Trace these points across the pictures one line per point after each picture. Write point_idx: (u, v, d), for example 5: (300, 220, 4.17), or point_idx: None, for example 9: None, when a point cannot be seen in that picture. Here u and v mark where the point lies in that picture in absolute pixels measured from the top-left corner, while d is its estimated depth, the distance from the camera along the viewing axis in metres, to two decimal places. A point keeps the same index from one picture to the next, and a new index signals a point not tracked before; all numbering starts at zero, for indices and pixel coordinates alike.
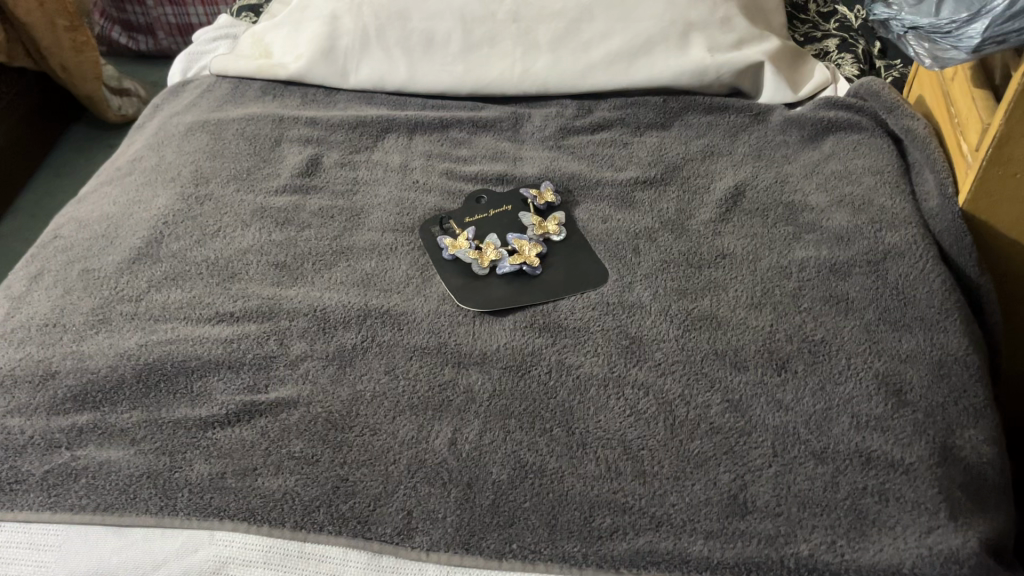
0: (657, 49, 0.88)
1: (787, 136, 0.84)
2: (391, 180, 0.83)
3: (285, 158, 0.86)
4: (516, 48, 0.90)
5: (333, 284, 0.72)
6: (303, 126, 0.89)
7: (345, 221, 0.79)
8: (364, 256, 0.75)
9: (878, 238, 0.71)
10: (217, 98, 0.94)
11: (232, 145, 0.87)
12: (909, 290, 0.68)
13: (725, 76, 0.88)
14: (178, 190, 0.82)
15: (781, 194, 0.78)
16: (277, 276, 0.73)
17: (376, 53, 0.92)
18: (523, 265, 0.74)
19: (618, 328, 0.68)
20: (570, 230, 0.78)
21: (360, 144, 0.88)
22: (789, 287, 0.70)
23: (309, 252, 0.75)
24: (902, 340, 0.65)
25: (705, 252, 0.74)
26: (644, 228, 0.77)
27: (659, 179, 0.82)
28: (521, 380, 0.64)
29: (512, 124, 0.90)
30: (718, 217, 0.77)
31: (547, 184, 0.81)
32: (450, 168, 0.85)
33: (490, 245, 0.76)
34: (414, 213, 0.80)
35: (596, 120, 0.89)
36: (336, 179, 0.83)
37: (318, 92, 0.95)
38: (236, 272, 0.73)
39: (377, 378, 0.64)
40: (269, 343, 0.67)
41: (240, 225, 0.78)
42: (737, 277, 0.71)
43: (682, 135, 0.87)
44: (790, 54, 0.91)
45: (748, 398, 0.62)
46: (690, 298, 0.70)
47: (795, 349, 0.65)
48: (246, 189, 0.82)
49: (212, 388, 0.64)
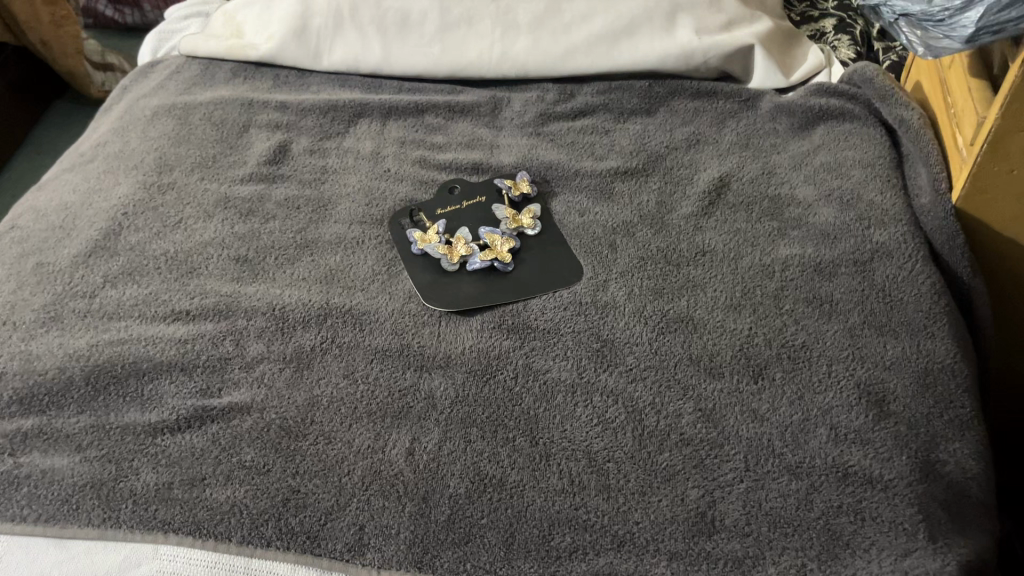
0: (641, 30, 0.84)
1: (776, 123, 0.80)
2: (361, 168, 0.80)
3: (252, 144, 0.82)
4: (495, 28, 0.86)
5: (295, 281, 0.69)
6: (272, 110, 0.86)
7: (311, 212, 0.76)
8: (329, 250, 0.72)
9: (866, 235, 0.68)
10: (186, 79, 0.91)
11: (198, 130, 0.84)
12: (896, 292, 0.64)
13: (712, 60, 0.84)
14: (139, 179, 0.79)
15: (767, 187, 0.75)
16: (238, 271, 0.70)
17: (349, 34, 0.88)
18: (495, 261, 0.71)
19: (589, 331, 0.65)
20: (546, 223, 0.75)
21: (331, 129, 0.84)
22: (771, 288, 0.67)
23: (272, 246, 0.72)
24: (886, 346, 0.62)
25: (684, 248, 0.71)
26: (622, 222, 0.73)
27: (641, 169, 0.78)
28: (486, 386, 0.61)
29: (490, 109, 0.86)
30: (700, 212, 0.74)
31: (522, 175, 0.78)
32: (423, 156, 0.81)
33: (460, 239, 0.73)
34: (383, 204, 0.77)
35: (578, 105, 0.85)
36: (304, 167, 0.80)
37: (289, 74, 0.91)
38: (195, 267, 0.70)
39: (335, 382, 0.62)
40: (225, 344, 0.64)
41: (202, 216, 0.75)
42: (716, 276, 0.68)
43: (667, 121, 0.83)
44: (782, 37, 0.86)
45: (722, 408, 0.59)
46: (666, 299, 0.67)
47: (774, 355, 0.62)
48: (210, 177, 0.79)
49: (163, 392, 0.61)
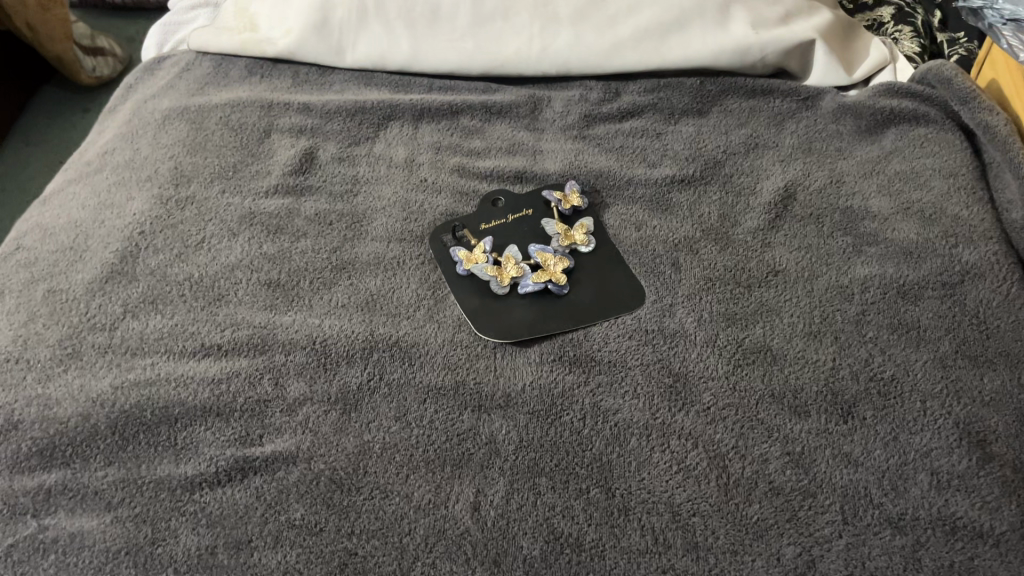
0: (693, 24, 0.78)
1: (841, 125, 0.75)
2: (395, 179, 0.74)
3: (274, 152, 0.76)
4: (533, 22, 0.80)
5: (333, 309, 0.64)
6: (294, 113, 0.79)
7: (345, 229, 0.70)
8: (368, 273, 0.66)
9: (954, 254, 0.63)
10: (196, 77, 0.84)
11: (214, 135, 0.77)
12: (991, 318, 0.59)
13: (770, 57, 0.78)
14: (154, 192, 0.72)
15: (837, 197, 0.70)
16: (270, 297, 0.65)
17: (375, 29, 0.82)
18: (549, 282, 0.66)
19: (659, 364, 0.60)
20: (600, 238, 0.69)
21: (360, 133, 0.78)
22: (851, 312, 0.62)
23: (305, 269, 0.67)
24: (983, 379, 0.57)
25: (754, 267, 0.66)
26: (683, 238, 0.68)
27: (699, 178, 0.73)
28: (552, 429, 0.56)
29: (530, 110, 0.80)
30: (767, 225, 0.68)
31: (572, 184, 0.72)
32: (462, 164, 0.75)
33: (509, 258, 0.68)
34: (422, 219, 0.71)
35: (625, 105, 0.79)
36: (333, 177, 0.74)
37: (309, 71, 0.85)
38: (223, 294, 0.65)
39: (386, 426, 0.57)
40: (263, 383, 0.59)
41: (227, 235, 0.69)
42: (791, 300, 0.63)
43: (721, 123, 0.77)
44: (842, 30, 0.80)
45: (812, 451, 0.55)
46: (739, 326, 0.62)
47: (863, 391, 0.57)
48: (231, 190, 0.73)
49: (198, 440, 0.56)
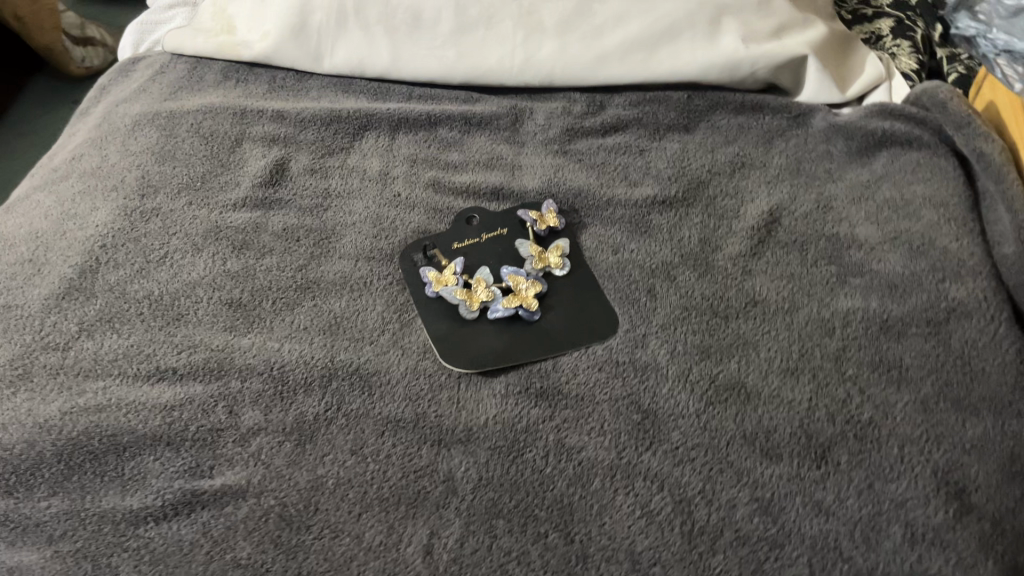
0: (682, 36, 0.75)
1: (832, 146, 0.72)
2: (368, 193, 0.72)
3: (245, 162, 0.74)
4: (517, 30, 0.77)
5: (295, 332, 0.62)
6: (267, 120, 0.77)
7: (312, 246, 0.68)
8: (333, 293, 0.64)
9: (940, 289, 0.60)
10: (170, 80, 0.81)
11: (184, 143, 0.75)
12: (976, 360, 0.57)
13: (760, 71, 0.75)
14: (118, 203, 0.70)
15: (822, 223, 0.67)
16: (230, 318, 0.63)
17: (354, 34, 0.79)
18: (520, 308, 0.63)
19: (628, 399, 0.57)
20: (575, 261, 0.67)
21: (334, 144, 0.76)
22: (832, 348, 0.59)
23: (268, 288, 0.65)
24: (965, 425, 0.54)
25: (732, 297, 0.63)
26: (661, 263, 0.66)
27: (681, 199, 0.70)
28: (513, 467, 0.54)
29: (511, 123, 0.77)
30: (748, 252, 0.66)
31: (549, 204, 0.69)
32: (437, 178, 0.73)
33: (480, 281, 0.65)
34: (393, 236, 0.69)
35: (609, 119, 0.76)
36: (305, 190, 0.72)
37: (287, 76, 0.82)
38: (182, 313, 0.63)
39: (342, 460, 0.55)
40: (217, 411, 0.57)
41: (191, 250, 0.67)
42: (769, 333, 0.61)
43: (708, 140, 0.75)
44: (837, 44, 0.77)
45: (781, 498, 0.52)
46: (713, 360, 0.59)
47: (838, 434, 0.55)
48: (198, 202, 0.71)
49: (146, 470, 0.54)
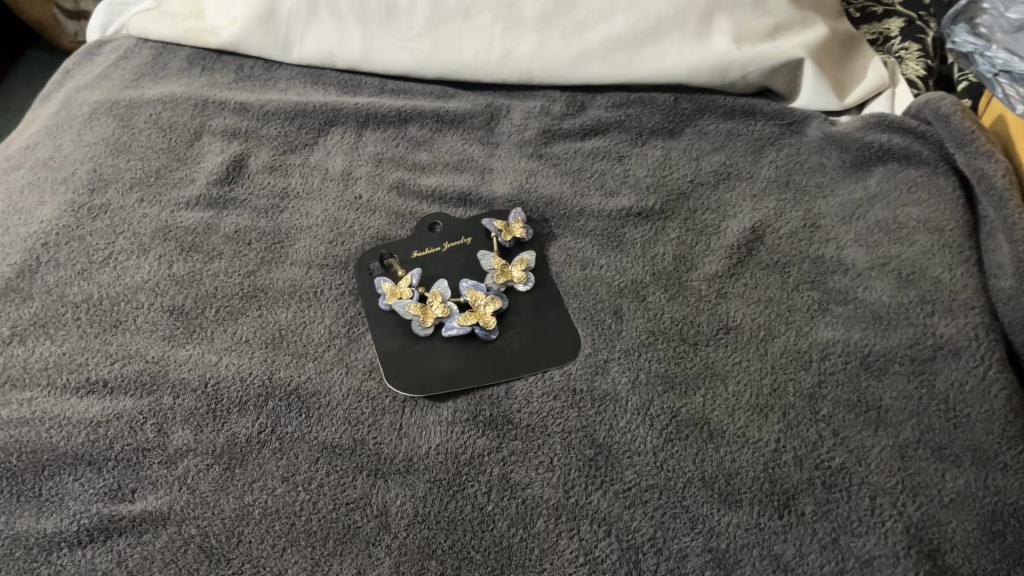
0: (670, 35, 0.70)
1: (825, 157, 0.67)
2: (328, 194, 0.68)
3: (202, 157, 0.70)
4: (495, 23, 0.72)
5: (235, 345, 0.58)
6: (230, 112, 0.73)
7: (263, 250, 0.64)
8: (281, 303, 0.61)
9: (928, 324, 0.55)
10: (133, 67, 0.78)
11: (141, 135, 0.72)
12: (961, 405, 0.52)
13: (752, 75, 0.70)
14: (67, 197, 0.67)
15: (808, 244, 0.62)
16: (170, 326, 0.59)
17: (325, 22, 0.75)
18: (477, 326, 0.59)
19: (582, 433, 0.54)
20: (541, 276, 0.63)
21: (298, 139, 0.72)
22: (806, 383, 0.55)
23: (212, 296, 0.61)
24: (945, 476, 0.50)
25: (704, 323, 0.59)
26: (631, 281, 0.61)
27: (658, 212, 0.66)
28: (451, 503, 0.51)
29: (486, 122, 0.73)
30: (726, 272, 0.61)
31: (517, 213, 0.65)
32: (402, 180, 0.69)
33: (437, 295, 0.61)
34: (350, 242, 0.65)
35: (589, 121, 0.72)
36: (262, 189, 0.68)
37: (255, 65, 0.78)
38: (120, 319, 0.59)
39: (271, 488, 0.51)
40: (145, 430, 0.54)
41: (137, 251, 0.64)
42: (740, 364, 0.56)
43: (693, 147, 0.70)
44: (838, 46, 0.72)
45: (738, 551, 0.48)
46: (677, 393, 0.55)
47: (805, 481, 0.51)
48: (150, 199, 0.67)
49: (64, 491, 0.51)
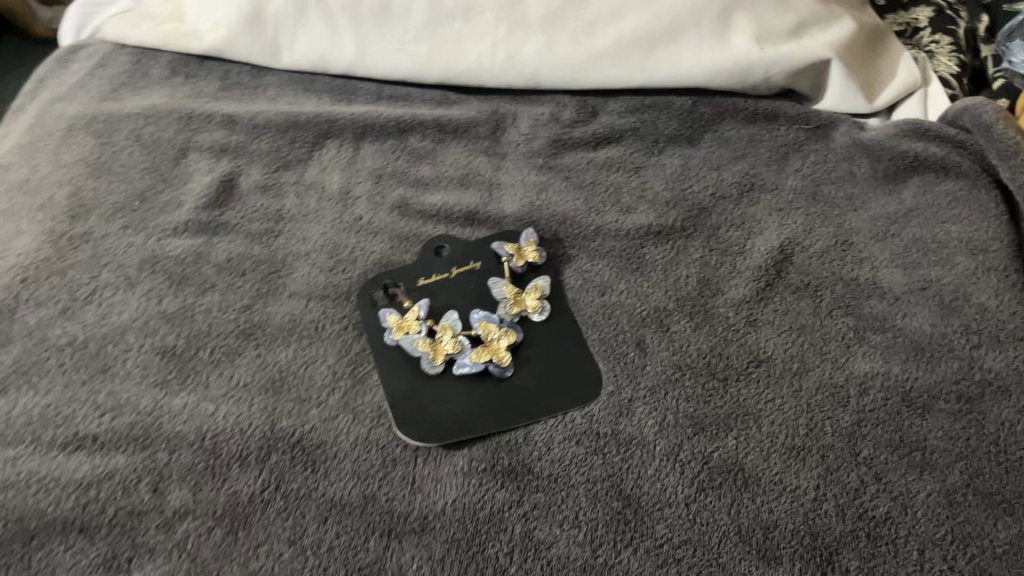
0: (687, 35, 0.65)
1: (855, 166, 0.63)
2: (326, 215, 0.64)
3: (189, 177, 0.66)
4: (499, 24, 0.67)
5: (233, 390, 0.54)
6: (216, 126, 0.68)
7: (259, 281, 0.60)
8: (279, 341, 0.57)
9: (975, 357, 0.52)
10: (110, 76, 0.73)
11: (122, 153, 0.67)
12: (1013, 447, 0.49)
13: (775, 77, 0.66)
14: (45, 226, 0.63)
15: (840, 265, 0.59)
16: (162, 370, 0.55)
17: (315, 24, 0.70)
18: (491, 362, 0.56)
19: (608, 482, 0.50)
20: (556, 303, 0.59)
21: (291, 154, 0.67)
22: (844, 423, 0.52)
23: (206, 334, 0.57)
24: (996, 526, 0.47)
25: (733, 355, 0.55)
26: (653, 309, 0.58)
27: (679, 229, 0.62)
28: (472, 566, 0.48)
29: (491, 130, 0.68)
30: (754, 297, 0.58)
31: (529, 234, 0.61)
32: (404, 199, 0.65)
33: (446, 328, 0.57)
34: (351, 269, 0.61)
35: (601, 128, 0.67)
36: (255, 212, 0.64)
37: (242, 70, 0.73)
38: (108, 364, 0.55)
39: (278, 553, 0.48)
40: (140, 490, 0.50)
41: (123, 285, 0.60)
42: (773, 401, 0.53)
43: (713, 156, 0.66)
44: (866, 42, 0.67)
45: None
46: (707, 436, 0.52)
47: (847, 534, 0.48)
48: (135, 226, 0.63)
49: (55, 562, 0.48)
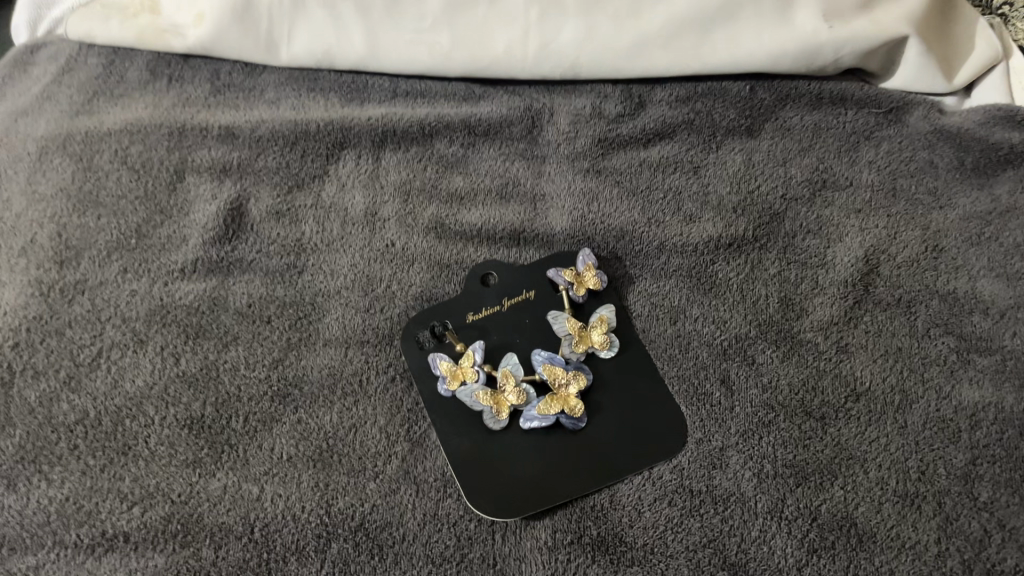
0: (745, 13, 0.59)
1: (935, 156, 0.58)
2: (353, 242, 0.56)
3: (191, 207, 0.58)
4: (530, 8, 0.60)
5: (276, 466, 0.48)
6: (213, 143, 0.61)
7: (288, 329, 0.53)
8: (321, 402, 0.50)
9: None
10: (80, 82, 0.65)
11: (110, 180, 0.59)
12: None
13: (844, 58, 0.59)
14: (29, 276, 0.54)
15: (932, 276, 0.53)
16: (192, 446, 0.49)
17: (317, 15, 0.62)
18: (562, 413, 0.50)
19: (710, 549, 0.45)
20: (625, 335, 0.53)
21: (303, 172, 0.60)
22: (959, 462, 0.47)
23: (236, 399, 0.50)
24: None
25: (829, 389, 0.50)
26: (733, 338, 0.52)
27: (751, 240, 0.56)
28: None
29: (527, 130, 0.62)
30: (843, 317, 0.52)
31: (586, 257, 0.55)
32: (440, 218, 0.58)
33: (507, 375, 0.51)
34: (390, 307, 0.54)
35: (651, 123, 0.61)
36: (271, 244, 0.57)
37: (233, 69, 0.66)
38: (129, 444, 0.49)
39: None
40: None
41: (133, 344, 0.52)
42: (878, 441, 0.48)
43: (777, 149, 0.60)
44: (940, 10, 0.60)
45: None
46: (812, 487, 0.47)
47: None
48: (136, 269, 0.55)
49: None
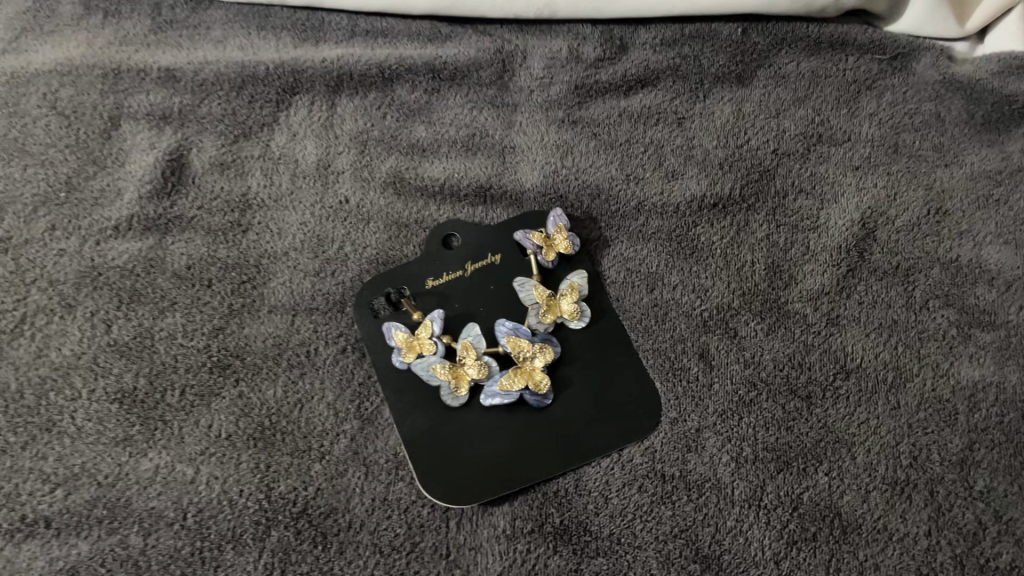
0: None
1: (942, 109, 0.53)
2: (303, 199, 0.52)
3: (127, 156, 0.54)
4: None
5: (213, 446, 0.44)
6: (152, 86, 0.56)
7: (230, 293, 0.49)
8: (264, 375, 0.46)
9: None
10: (8, 18, 0.59)
11: (37, 126, 0.54)
12: None
13: None
14: None
15: (933, 243, 0.49)
16: (123, 422, 0.44)
17: None
18: (526, 390, 0.45)
19: (682, 541, 0.41)
20: (597, 304, 0.49)
21: (250, 121, 0.55)
22: (954, 448, 0.43)
23: (171, 370, 0.46)
24: None
25: (818, 365, 0.46)
26: (715, 308, 0.48)
27: (737, 200, 0.51)
28: None
29: (497, 75, 0.57)
30: (835, 287, 0.48)
31: (557, 218, 0.50)
32: (399, 171, 0.54)
33: (467, 347, 0.47)
34: (342, 271, 0.50)
35: (633, 69, 0.56)
36: (214, 199, 0.52)
37: (177, 4, 0.61)
38: (54, 420, 0.44)
39: None
40: None
41: (59, 308, 0.48)
42: (867, 423, 0.44)
43: (769, 99, 0.55)
44: None
45: None
46: (794, 473, 0.43)
47: None
48: (64, 225, 0.50)
49: None
